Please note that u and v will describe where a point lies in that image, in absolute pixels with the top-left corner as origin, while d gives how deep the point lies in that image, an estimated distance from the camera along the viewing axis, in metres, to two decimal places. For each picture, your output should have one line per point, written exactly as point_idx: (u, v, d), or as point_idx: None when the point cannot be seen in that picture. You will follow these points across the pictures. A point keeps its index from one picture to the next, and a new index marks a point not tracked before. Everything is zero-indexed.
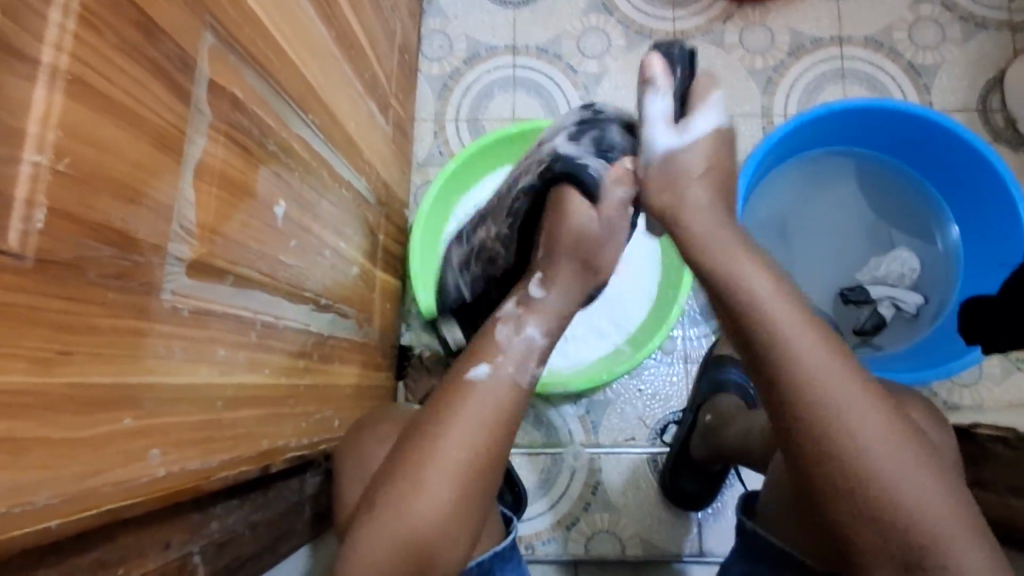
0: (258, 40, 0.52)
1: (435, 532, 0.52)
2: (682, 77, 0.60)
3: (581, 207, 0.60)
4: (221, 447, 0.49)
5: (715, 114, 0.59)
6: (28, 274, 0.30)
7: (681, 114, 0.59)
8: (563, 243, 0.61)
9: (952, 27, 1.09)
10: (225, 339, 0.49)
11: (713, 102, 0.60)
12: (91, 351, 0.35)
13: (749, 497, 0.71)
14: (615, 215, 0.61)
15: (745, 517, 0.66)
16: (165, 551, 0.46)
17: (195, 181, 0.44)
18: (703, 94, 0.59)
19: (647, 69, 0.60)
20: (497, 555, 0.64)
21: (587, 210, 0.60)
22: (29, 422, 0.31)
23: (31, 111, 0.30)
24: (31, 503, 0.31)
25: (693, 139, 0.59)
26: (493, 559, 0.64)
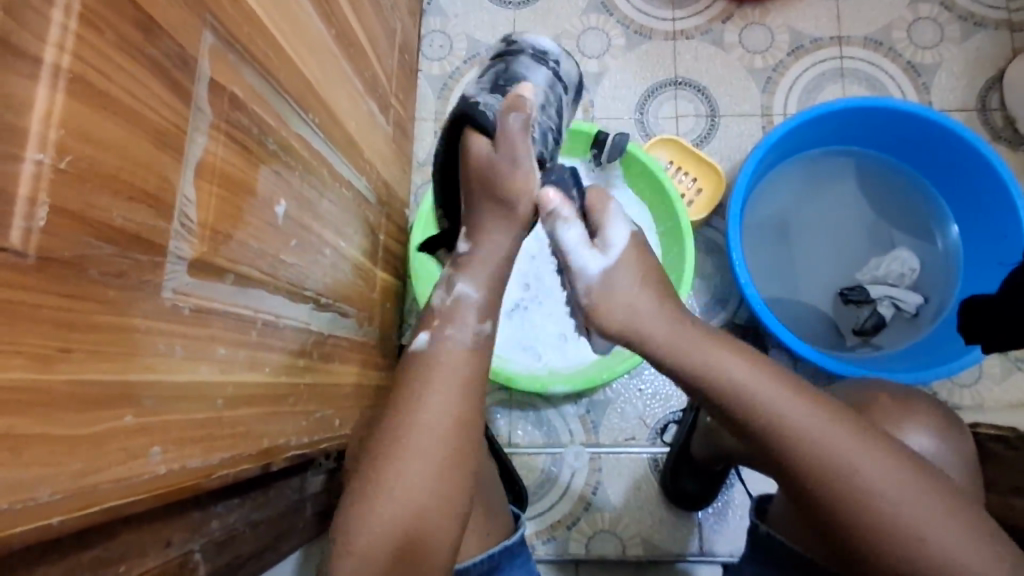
0: (257, 39, 0.52)
1: None
2: (577, 197, 0.67)
3: (481, 138, 0.64)
4: (221, 445, 0.49)
5: (625, 224, 0.64)
6: (28, 272, 0.30)
7: (595, 234, 0.64)
8: (473, 175, 0.64)
9: (951, 26, 1.09)
10: (225, 338, 0.49)
11: (615, 214, 0.65)
12: (91, 348, 0.35)
13: (761, 499, 0.71)
14: (515, 143, 0.62)
15: (759, 519, 0.67)
16: (165, 549, 0.46)
17: (195, 180, 0.44)
18: (603, 206, 0.66)
19: (545, 202, 0.63)
20: (504, 553, 0.64)
21: (485, 139, 0.64)
22: (30, 419, 0.31)
23: (32, 108, 0.30)
24: (31, 501, 0.32)
25: (618, 250, 0.62)
26: (504, 554, 0.64)
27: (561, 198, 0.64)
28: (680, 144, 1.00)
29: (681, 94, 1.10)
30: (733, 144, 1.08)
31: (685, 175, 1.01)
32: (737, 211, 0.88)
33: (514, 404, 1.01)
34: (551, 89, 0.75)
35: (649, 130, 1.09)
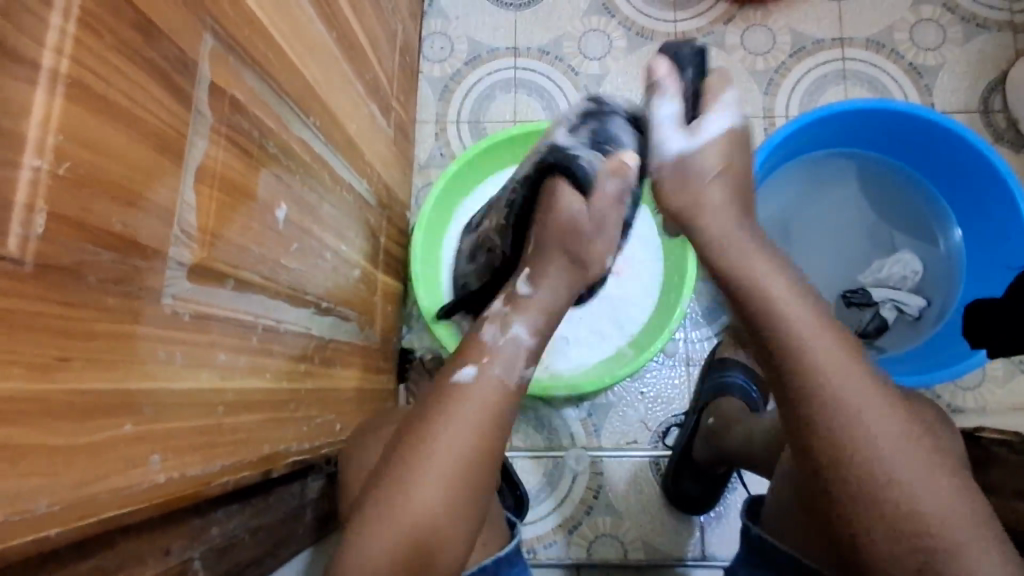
0: (258, 42, 0.51)
1: None
2: (692, 78, 0.61)
3: (572, 193, 0.62)
4: (221, 452, 0.49)
5: (729, 115, 0.60)
6: (25, 280, 0.30)
7: (693, 116, 0.60)
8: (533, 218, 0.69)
9: (953, 27, 1.09)
10: (225, 343, 0.49)
11: (722, 103, 0.60)
12: (88, 356, 0.35)
13: (753, 502, 0.71)
14: (606, 211, 0.63)
15: (751, 521, 0.66)
16: (165, 557, 0.46)
17: (195, 184, 0.44)
18: (715, 93, 0.60)
19: (654, 74, 0.61)
20: (500, 561, 0.63)
21: (574, 192, 0.62)
22: (27, 429, 0.31)
23: (30, 112, 0.30)
24: (28, 512, 0.31)
25: (702, 141, 0.59)
26: (499, 564, 0.63)
27: (668, 76, 0.61)
28: None
29: None
30: None
31: None
32: None
33: None
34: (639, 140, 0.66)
35: None
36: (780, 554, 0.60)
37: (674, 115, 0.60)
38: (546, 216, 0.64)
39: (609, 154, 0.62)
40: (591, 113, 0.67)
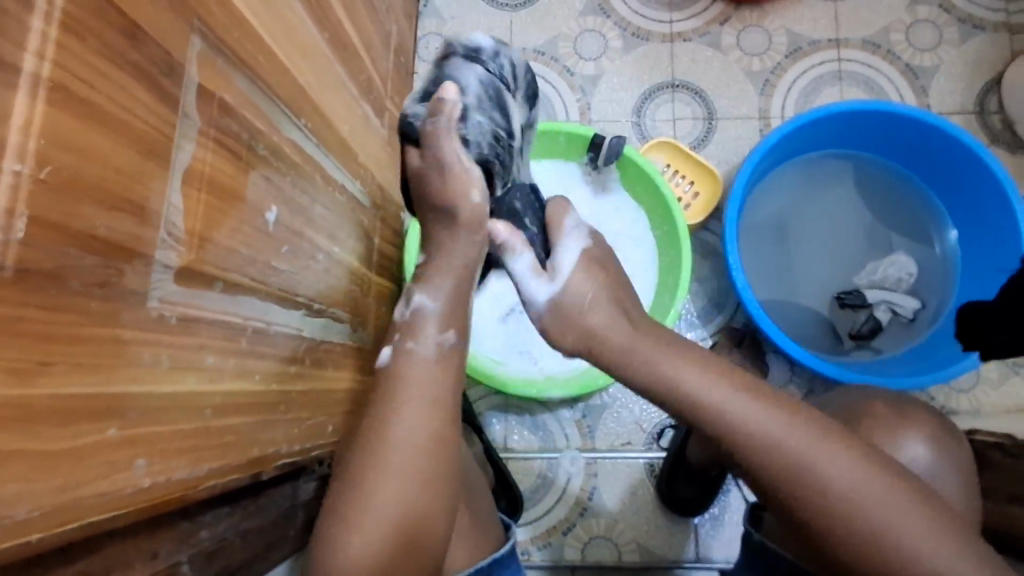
0: (247, 44, 0.51)
1: None
2: (536, 232, 0.69)
3: (417, 160, 0.62)
4: (209, 455, 0.49)
5: (578, 240, 0.65)
6: (6, 285, 0.30)
7: (547, 258, 0.63)
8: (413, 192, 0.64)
9: (950, 28, 1.09)
10: (214, 346, 0.49)
11: (568, 232, 0.66)
12: (71, 360, 0.34)
13: (756, 507, 0.71)
14: (444, 156, 0.59)
15: (752, 527, 0.67)
16: (152, 561, 0.46)
17: (182, 187, 0.44)
18: (557, 227, 0.67)
19: (497, 233, 0.63)
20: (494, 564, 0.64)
21: (415, 152, 0.62)
22: (8, 434, 0.31)
23: (12, 116, 0.30)
24: (9, 518, 0.31)
25: (565, 276, 0.61)
26: (493, 566, 0.64)
27: (511, 231, 0.64)
28: (676, 146, 0.99)
29: (678, 97, 1.09)
30: (730, 147, 1.08)
31: (681, 178, 1.00)
32: (733, 215, 0.87)
33: (510, 409, 1.00)
34: (490, 88, 0.64)
35: (646, 133, 1.09)
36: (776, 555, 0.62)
37: (530, 265, 0.62)
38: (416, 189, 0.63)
39: (428, 101, 0.61)
40: (433, 87, 0.63)
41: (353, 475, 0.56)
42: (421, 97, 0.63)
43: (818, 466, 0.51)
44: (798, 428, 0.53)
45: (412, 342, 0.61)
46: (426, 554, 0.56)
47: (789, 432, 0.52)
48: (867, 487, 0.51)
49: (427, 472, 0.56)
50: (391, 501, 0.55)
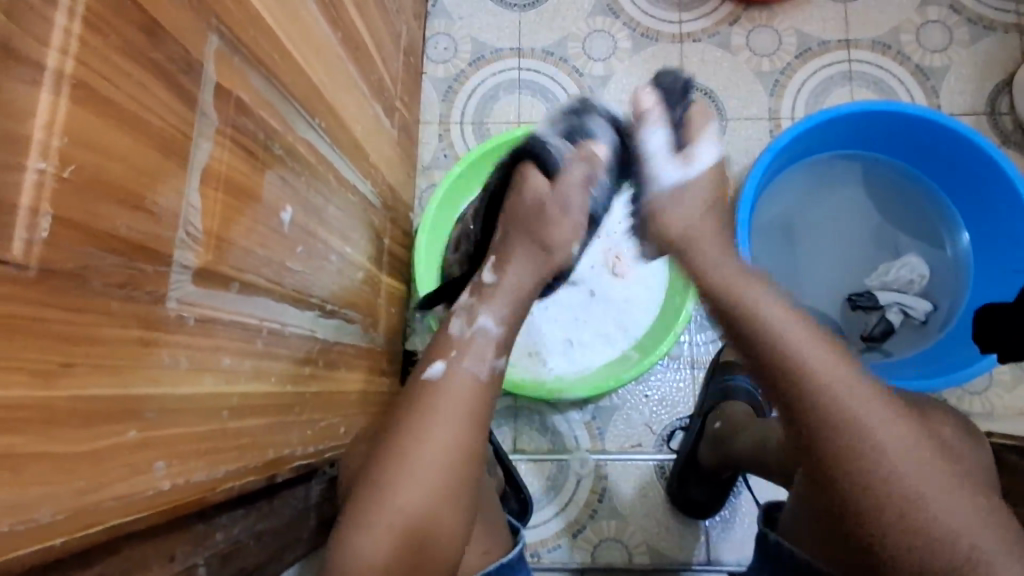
0: (263, 42, 0.51)
1: None
2: (679, 110, 0.66)
3: (540, 183, 0.66)
4: (226, 457, 0.48)
5: (715, 144, 0.66)
6: (30, 285, 0.29)
7: (681, 144, 0.65)
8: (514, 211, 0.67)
9: (960, 29, 1.08)
10: (231, 347, 0.48)
11: (710, 133, 0.66)
12: (92, 362, 0.34)
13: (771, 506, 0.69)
14: (569, 195, 0.66)
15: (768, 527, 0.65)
16: (169, 564, 0.45)
17: (200, 187, 0.43)
18: (702, 124, 0.66)
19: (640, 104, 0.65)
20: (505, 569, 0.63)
21: (547, 185, 0.66)
22: (31, 437, 0.30)
23: (34, 115, 0.29)
24: (32, 522, 0.30)
25: (697, 170, 0.65)
26: (502, 570, 0.63)
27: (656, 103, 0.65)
28: None
29: None
30: (740, 148, 1.07)
31: None
32: (745, 217, 0.87)
33: (520, 411, 1.00)
34: None
35: None
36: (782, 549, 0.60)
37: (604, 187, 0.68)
38: (512, 196, 0.68)
39: (579, 146, 0.67)
40: (572, 132, 0.69)
41: (368, 477, 0.55)
42: (568, 135, 0.68)
43: (865, 419, 0.49)
44: (857, 379, 0.51)
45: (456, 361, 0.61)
46: (437, 557, 0.55)
47: (847, 379, 0.51)
48: (913, 460, 0.48)
49: (448, 477, 0.56)
50: (409, 503, 0.54)
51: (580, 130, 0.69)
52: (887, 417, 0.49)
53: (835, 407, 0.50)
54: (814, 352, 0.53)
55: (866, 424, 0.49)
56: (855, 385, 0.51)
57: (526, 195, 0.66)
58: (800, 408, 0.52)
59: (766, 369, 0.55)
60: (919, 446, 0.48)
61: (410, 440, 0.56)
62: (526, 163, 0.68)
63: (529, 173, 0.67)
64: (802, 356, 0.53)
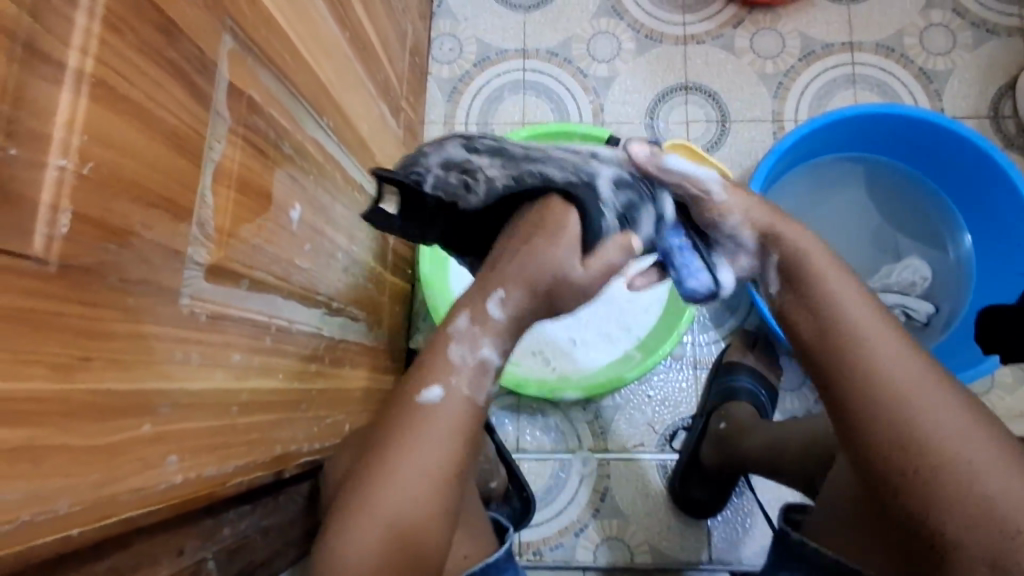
0: (274, 42, 0.51)
1: (421, 530, 0.52)
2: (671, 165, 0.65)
3: (573, 240, 0.57)
4: (235, 452, 0.49)
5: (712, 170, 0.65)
6: (50, 279, 0.30)
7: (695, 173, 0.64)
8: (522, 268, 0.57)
9: (964, 33, 1.09)
10: (240, 343, 0.49)
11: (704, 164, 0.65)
12: (109, 356, 0.35)
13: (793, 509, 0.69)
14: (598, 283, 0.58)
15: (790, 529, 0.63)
16: (179, 558, 0.46)
17: (213, 185, 0.44)
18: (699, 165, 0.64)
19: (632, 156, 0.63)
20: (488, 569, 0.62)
21: (576, 243, 0.57)
22: (50, 429, 0.31)
23: (56, 112, 0.30)
24: (50, 512, 0.31)
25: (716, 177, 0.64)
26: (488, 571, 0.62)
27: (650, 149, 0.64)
28: (690, 148, 0.98)
29: (691, 99, 1.09)
30: (743, 150, 1.08)
31: None
32: None
33: (523, 410, 1.00)
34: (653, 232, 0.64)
35: (659, 134, 1.09)
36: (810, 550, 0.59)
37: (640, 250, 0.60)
38: (536, 239, 0.56)
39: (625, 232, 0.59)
40: (630, 207, 0.61)
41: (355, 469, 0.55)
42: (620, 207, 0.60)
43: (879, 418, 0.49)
44: (910, 358, 0.51)
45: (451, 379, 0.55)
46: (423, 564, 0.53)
47: (900, 358, 0.51)
48: (961, 436, 0.47)
49: (437, 482, 0.52)
50: (398, 508, 0.51)
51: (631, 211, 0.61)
52: (935, 394, 0.49)
53: (884, 382, 0.50)
54: (876, 332, 0.53)
55: (914, 402, 0.49)
56: (907, 362, 0.51)
57: (552, 254, 0.56)
58: (846, 384, 0.51)
59: (820, 346, 0.54)
60: (969, 422, 0.48)
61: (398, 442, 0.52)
62: (570, 211, 0.57)
63: (562, 226, 0.57)
64: (861, 335, 0.53)
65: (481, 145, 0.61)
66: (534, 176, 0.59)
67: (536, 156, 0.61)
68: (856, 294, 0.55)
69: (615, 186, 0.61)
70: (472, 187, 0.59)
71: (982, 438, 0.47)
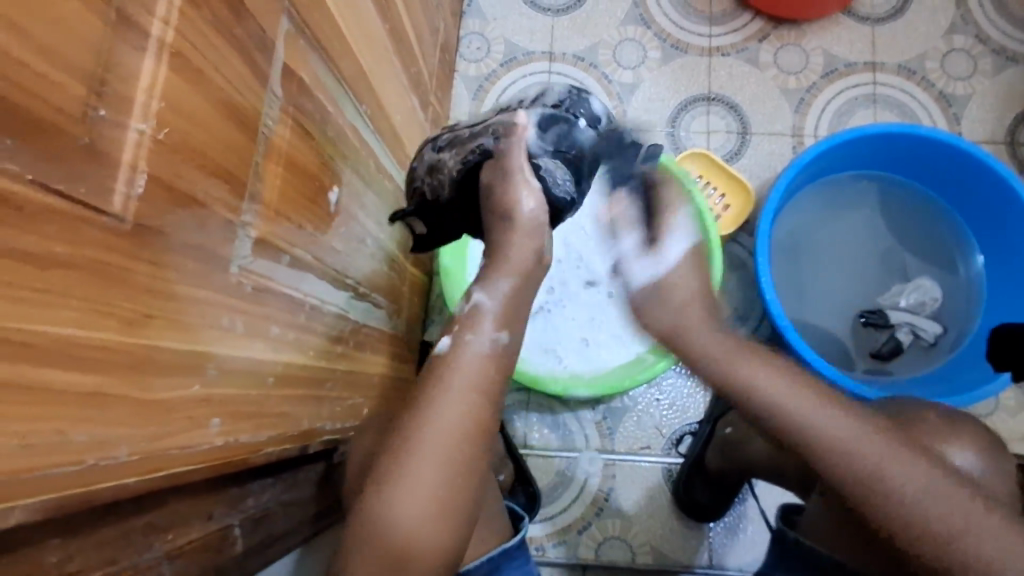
0: (325, 28, 0.53)
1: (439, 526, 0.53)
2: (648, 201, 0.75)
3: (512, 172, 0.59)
4: (267, 423, 0.50)
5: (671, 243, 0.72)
6: (125, 236, 0.31)
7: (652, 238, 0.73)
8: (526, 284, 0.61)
9: (985, 59, 1.10)
10: (278, 318, 0.50)
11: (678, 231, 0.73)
12: (168, 316, 0.36)
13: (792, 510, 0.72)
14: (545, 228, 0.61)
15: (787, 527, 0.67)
16: (208, 521, 0.47)
17: (264, 160, 0.45)
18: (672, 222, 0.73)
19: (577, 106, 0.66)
20: (505, 553, 0.64)
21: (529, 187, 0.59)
22: (114, 379, 0.32)
23: (138, 78, 0.31)
24: (111, 459, 0.32)
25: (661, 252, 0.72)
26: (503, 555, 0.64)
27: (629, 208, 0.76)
28: (708, 157, 1.01)
29: (713, 110, 1.11)
30: (763, 162, 1.09)
31: (714, 190, 1.02)
32: (766, 228, 0.89)
33: (532, 407, 1.02)
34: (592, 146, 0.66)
35: (680, 143, 1.10)
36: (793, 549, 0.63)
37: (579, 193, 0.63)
38: (499, 176, 0.59)
39: (557, 163, 0.63)
40: (561, 139, 0.63)
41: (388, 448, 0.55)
42: (547, 142, 0.63)
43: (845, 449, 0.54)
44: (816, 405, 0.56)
45: (467, 335, 0.58)
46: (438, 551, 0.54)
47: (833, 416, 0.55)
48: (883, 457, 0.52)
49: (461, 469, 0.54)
50: (412, 516, 0.53)
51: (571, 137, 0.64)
52: (852, 424, 0.54)
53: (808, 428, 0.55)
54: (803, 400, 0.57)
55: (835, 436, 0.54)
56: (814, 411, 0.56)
57: (506, 188, 0.59)
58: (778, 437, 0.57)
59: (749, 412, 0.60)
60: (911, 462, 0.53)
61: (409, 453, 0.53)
62: (519, 146, 0.60)
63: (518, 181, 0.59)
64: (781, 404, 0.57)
65: (441, 141, 0.65)
66: (477, 149, 0.61)
67: (479, 129, 0.63)
68: (756, 364, 0.61)
69: (545, 123, 0.63)
70: (440, 181, 0.64)
71: (901, 455, 0.52)
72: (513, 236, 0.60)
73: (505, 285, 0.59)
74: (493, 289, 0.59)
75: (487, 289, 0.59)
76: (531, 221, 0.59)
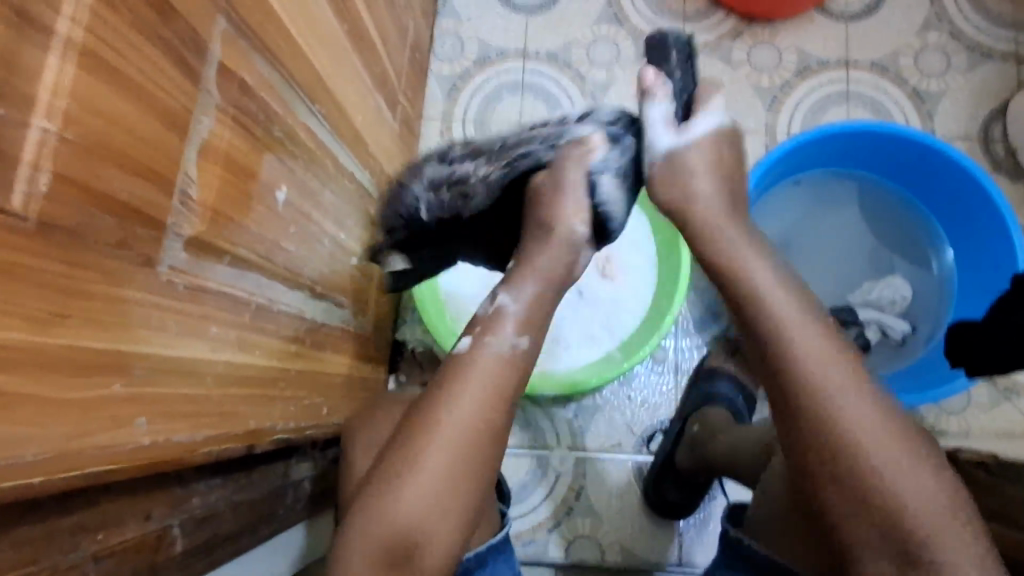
0: (270, 28, 0.53)
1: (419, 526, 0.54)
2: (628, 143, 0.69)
3: (574, 187, 0.65)
4: (207, 423, 0.50)
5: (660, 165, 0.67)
6: (30, 235, 0.31)
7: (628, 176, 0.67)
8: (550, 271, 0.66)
9: (958, 55, 1.10)
10: (218, 317, 0.50)
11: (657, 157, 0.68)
12: (86, 315, 0.36)
13: (740, 509, 0.74)
14: (559, 248, 0.66)
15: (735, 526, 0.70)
16: (145, 522, 0.47)
17: (199, 159, 0.45)
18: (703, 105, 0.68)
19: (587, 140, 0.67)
20: (490, 546, 0.68)
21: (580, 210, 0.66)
22: (18, 378, 0.32)
23: (42, 78, 0.31)
24: (17, 458, 0.32)
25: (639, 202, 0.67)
26: (490, 549, 0.68)
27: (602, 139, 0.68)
28: None
29: None
30: None
31: None
32: None
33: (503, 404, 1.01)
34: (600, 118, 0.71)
35: None
36: (749, 549, 0.66)
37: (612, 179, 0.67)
38: (551, 188, 0.66)
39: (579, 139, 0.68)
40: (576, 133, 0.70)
41: (395, 454, 0.56)
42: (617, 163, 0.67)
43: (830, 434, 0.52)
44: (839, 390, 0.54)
45: (484, 333, 0.62)
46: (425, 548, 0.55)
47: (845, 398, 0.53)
48: None
49: (461, 457, 0.56)
50: (398, 520, 0.54)
51: (630, 167, 0.68)
52: None
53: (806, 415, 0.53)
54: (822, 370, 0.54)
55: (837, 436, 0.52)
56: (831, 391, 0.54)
57: (558, 203, 0.66)
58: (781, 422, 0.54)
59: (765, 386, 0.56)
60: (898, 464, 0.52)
61: (410, 455, 0.55)
62: (580, 162, 0.66)
63: (558, 200, 0.66)
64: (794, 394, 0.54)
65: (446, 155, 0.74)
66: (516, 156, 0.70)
67: (513, 143, 0.71)
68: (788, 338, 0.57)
69: (610, 144, 0.68)
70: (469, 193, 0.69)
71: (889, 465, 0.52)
72: (544, 248, 0.66)
73: (516, 281, 0.64)
74: (515, 287, 0.63)
75: (513, 291, 0.64)
76: (568, 235, 0.66)
